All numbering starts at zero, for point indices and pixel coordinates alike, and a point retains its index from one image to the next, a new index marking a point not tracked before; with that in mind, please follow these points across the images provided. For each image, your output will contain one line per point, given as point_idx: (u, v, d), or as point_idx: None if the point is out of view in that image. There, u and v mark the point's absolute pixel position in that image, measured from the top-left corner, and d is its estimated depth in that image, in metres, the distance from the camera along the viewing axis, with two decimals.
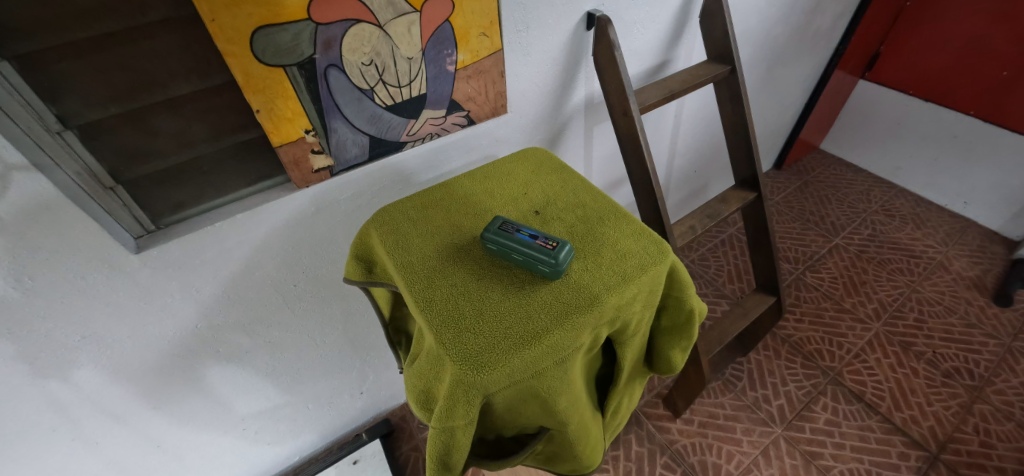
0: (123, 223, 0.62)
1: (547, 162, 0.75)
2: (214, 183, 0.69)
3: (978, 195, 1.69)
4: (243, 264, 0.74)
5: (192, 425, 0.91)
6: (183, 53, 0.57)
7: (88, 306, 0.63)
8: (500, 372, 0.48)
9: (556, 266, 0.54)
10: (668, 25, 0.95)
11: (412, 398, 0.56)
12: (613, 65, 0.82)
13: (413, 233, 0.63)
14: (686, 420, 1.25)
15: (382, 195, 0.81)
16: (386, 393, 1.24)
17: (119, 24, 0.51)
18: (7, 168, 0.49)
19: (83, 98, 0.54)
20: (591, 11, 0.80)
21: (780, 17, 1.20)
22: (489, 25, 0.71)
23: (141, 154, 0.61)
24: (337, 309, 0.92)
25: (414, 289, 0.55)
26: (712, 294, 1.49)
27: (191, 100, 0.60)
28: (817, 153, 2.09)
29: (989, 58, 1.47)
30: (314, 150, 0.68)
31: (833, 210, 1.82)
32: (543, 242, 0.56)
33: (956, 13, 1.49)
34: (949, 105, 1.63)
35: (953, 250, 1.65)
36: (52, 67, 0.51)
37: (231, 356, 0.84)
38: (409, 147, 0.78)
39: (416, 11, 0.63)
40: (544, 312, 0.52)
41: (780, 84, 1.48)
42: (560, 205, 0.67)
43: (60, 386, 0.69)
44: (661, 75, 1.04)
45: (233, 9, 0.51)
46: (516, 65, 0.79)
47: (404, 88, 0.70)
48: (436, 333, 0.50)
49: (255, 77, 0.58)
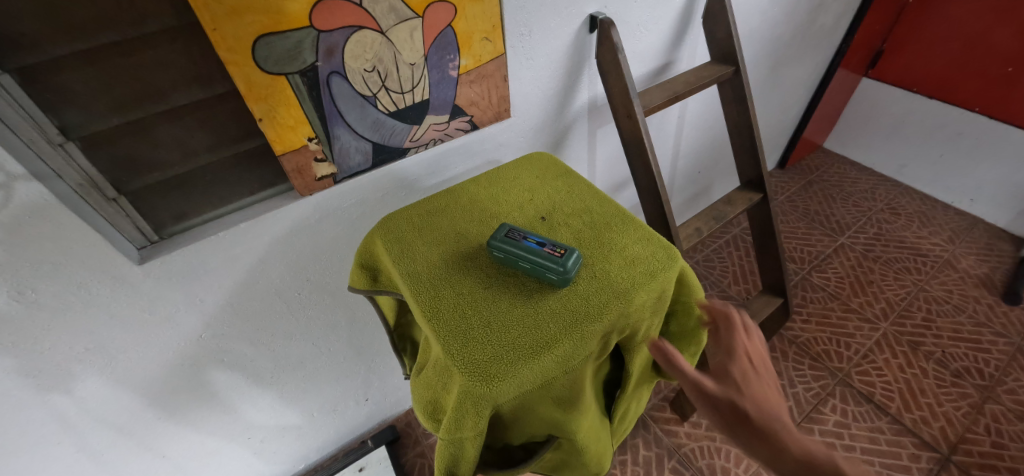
0: (126, 234, 0.61)
1: (552, 167, 0.74)
2: (216, 192, 0.69)
3: (985, 193, 1.68)
4: (245, 274, 0.73)
5: (198, 435, 0.91)
6: (184, 62, 0.56)
7: (92, 318, 0.63)
8: (509, 383, 0.47)
9: (565, 274, 0.53)
10: (671, 26, 0.95)
11: (420, 409, 0.55)
12: (616, 68, 0.81)
13: (416, 241, 0.62)
14: (694, 423, 1.24)
15: (385, 201, 0.81)
16: (392, 399, 1.23)
17: (118, 34, 0.51)
18: (8, 179, 0.48)
19: (84, 108, 0.53)
20: (593, 14, 0.80)
21: (783, 16, 1.19)
22: (491, 30, 0.70)
23: (142, 164, 0.60)
24: (340, 317, 0.92)
25: (421, 298, 0.55)
26: (718, 295, 1.48)
27: (192, 110, 0.60)
28: (821, 151, 2.09)
29: (993, 54, 1.45)
30: (317, 158, 0.68)
31: (837, 209, 1.81)
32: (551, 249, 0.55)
33: (960, 9, 1.47)
34: (954, 102, 1.62)
35: (960, 249, 1.64)
36: (53, 79, 0.50)
37: (234, 366, 0.84)
38: (412, 154, 0.77)
39: (418, 16, 0.63)
40: (553, 322, 0.52)
41: (783, 83, 1.47)
42: (566, 210, 0.66)
43: (62, 400, 0.69)
44: (664, 77, 1.04)
45: (235, 17, 0.51)
46: (517, 69, 0.79)
47: (407, 94, 0.69)
48: (443, 344, 0.50)
49: (257, 86, 0.57)
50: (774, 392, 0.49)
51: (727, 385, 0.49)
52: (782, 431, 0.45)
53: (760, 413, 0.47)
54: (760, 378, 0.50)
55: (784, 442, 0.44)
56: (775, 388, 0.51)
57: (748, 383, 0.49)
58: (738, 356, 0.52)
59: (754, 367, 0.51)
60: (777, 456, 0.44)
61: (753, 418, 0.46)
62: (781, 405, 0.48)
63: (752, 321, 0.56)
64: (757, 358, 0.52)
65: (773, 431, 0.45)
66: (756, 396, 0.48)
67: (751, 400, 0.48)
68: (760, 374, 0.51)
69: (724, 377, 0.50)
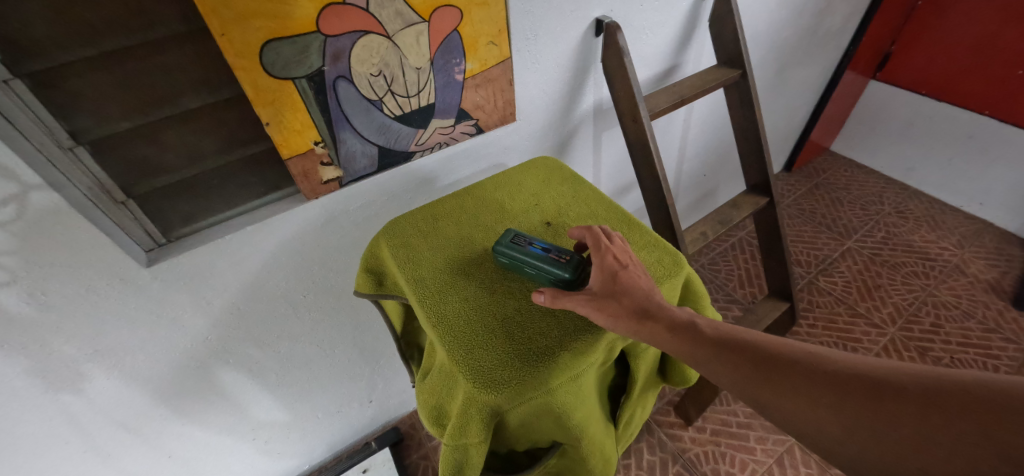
0: (134, 236, 0.62)
1: (558, 171, 0.74)
2: (223, 195, 0.69)
3: (994, 197, 1.66)
4: (251, 276, 0.73)
5: (205, 435, 0.91)
6: (193, 67, 0.57)
7: (100, 320, 0.63)
8: (513, 389, 0.47)
9: (569, 280, 0.54)
10: (677, 29, 0.94)
11: (424, 415, 0.55)
12: (622, 72, 0.81)
13: (420, 245, 0.62)
14: (698, 428, 1.23)
15: (391, 205, 0.81)
16: (397, 401, 1.23)
17: (128, 39, 0.52)
18: (22, 188, 0.49)
19: (94, 113, 0.54)
20: (600, 17, 0.80)
21: (791, 18, 1.19)
22: (497, 34, 0.70)
23: (151, 168, 0.61)
24: (345, 319, 0.92)
25: (426, 304, 0.55)
26: (723, 299, 1.48)
27: (200, 115, 0.61)
28: (828, 154, 2.07)
29: (1004, 56, 1.44)
30: (323, 162, 0.68)
31: (844, 213, 1.80)
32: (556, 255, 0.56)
33: (970, 10, 1.46)
34: (964, 105, 1.60)
35: (968, 253, 1.62)
36: (65, 84, 0.51)
37: (240, 367, 0.84)
38: (418, 157, 0.78)
39: (424, 20, 0.63)
40: (556, 330, 0.51)
41: (790, 85, 1.46)
42: (571, 215, 0.66)
43: (72, 400, 0.69)
44: (670, 80, 1.03)
45: (243, 22, 0.51)
46: (523, 72, 0.79)
47: (413, 98, 0.69)
48: (448, 350, 0.50)
49: (265, 90, 0.57)
50: (643, 278, 0.52)
51: (602, 284, 0.51)
52: (655, 310, 0.49)
53: (633, 299, 0.49)
54: (628, 271, 0.52)
55: (660, 320, 0.48)
56: (644, 276, 0.53)
57: (618, 275, 0.51)
58: (608, 259, 0.52)
59: (621, 263, 0.52)
60: (654, 332, 0.48)
61: (631, 304, 0.49)
62: (649, 285, 0.51)
63: (609, 228, 0.58)
64: (622, 254, 0.54)
65: (647, 310, 0.49)
66: (627, 286, 0.50)
67: (625, 292, 0.50)
68: (627, 267, 0.52)
69: (598, 280, 0.51)
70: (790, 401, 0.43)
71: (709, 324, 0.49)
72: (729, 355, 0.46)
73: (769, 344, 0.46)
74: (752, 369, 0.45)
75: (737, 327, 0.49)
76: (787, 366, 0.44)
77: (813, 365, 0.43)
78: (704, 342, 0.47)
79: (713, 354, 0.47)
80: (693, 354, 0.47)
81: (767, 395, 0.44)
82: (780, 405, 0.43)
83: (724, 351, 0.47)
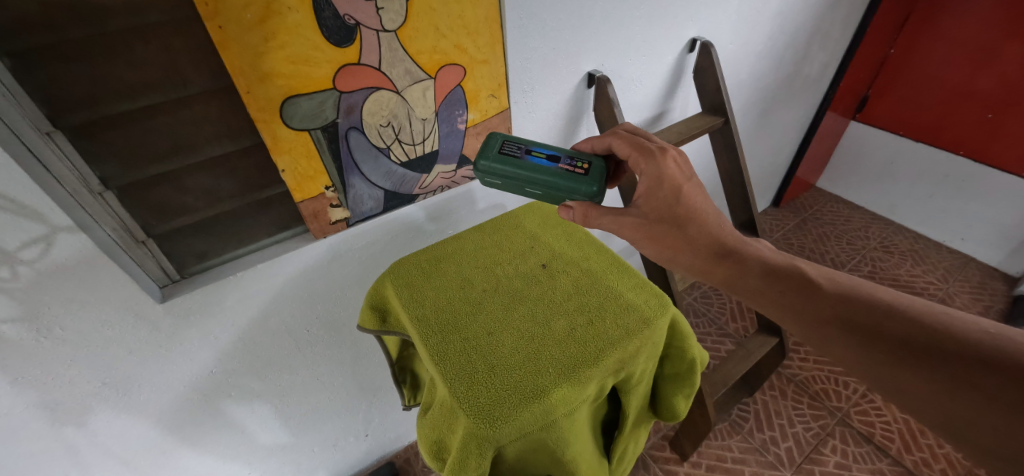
0: (150, 273, 0.65)
1: (552, 215, 0.78)
2: (236, 235, 0.73)
3: (975, 233, 1.73)
4: (258, 312, 0.76)
5: (200, 469, 0.91)
6: (218, 119, 0.62)
7: (110, 354, 0.66)
8: (511, 425, 0.50)
9: (576, 183, 0.63)
10: (664, 80, 1.02)
11: (425, 450, 0.57)
12: (612, 120, 0.87)
13: (426, 286, 0.66)
14: (694, 463, 1.23)
15: (395, 244, 0.86)
16: (391, 434, 1.23)
17: (162, 96, 0.57)
18: (51, 230, 0.52)
19: (122, 160, 0.58)
20: (591, 71, 0.86)
21: (770, 68, 1.27)
22: (497, 88, 0.77)
23: (172, 210, 0.65)
24: (346, 353, 0.94)
25: (431, 340, 0.58)
26: (716, 333, 1.51)
27: (221, 162, 0.65)
28: (814, 191, 2.15)
29: (974, 101, 1.53)
30: (332, 204, 0.73)
31: (831, 247, 1.85)
32: (567, 165, 0.65)
33: (940, 57, 1.56)
34: (939, 145, 1.68)
35: (952, 287, 1.67)
36: (101, 135, 0.56)
37: (242, 399, 0.85)
38: (421, 199, 0.82)
39: (430, 77, 0.69)
40: (553, 366, 0.55)
41: (773, 128, 1.54)
42: (565, 257, 0.71)
43: (75, 434, 0.71)
44: (658, 125, 1.10)
45: (266, 81, 0.57)
46: (520, 121, 0.85)
47: (418, 145, 0.75)
48: (449, 386, 0.53)
49: (282, 141, 0.62)
50: (701, 196, 0.61)
51: (664, 193, 0.59)
52: (734, 245, 0.59)
53: (715, 238, 0.59)
54: (690, 183, 0.60)
55: (745, 255, 0.58)
56: (700, 188, 0.61)
57: (683, 190, 0.59)
58: (667, 168, 0.60)
59: (685, 177, 0.60)
60: (747, 269, 0.57)
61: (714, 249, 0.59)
62: (706, 200, 0.61)
63: (636, 129, 0.70)
64: (680, 161, 0.61)
65: (727, 250, 0.59)
66: (689, 202, 0.60)
67: (695, 215, 0.60)
68: (689, 180, 0.60)
69: (658, 190, 0.60)
70: (917, 376, 0.44)
71: (822, 275, 0.53)
72: (845, 317, 0.49)
73: (896, 306, 0.48)
74: (880, 340, 0.46)
75: (853, 280, 0.52)
76: (923, 340, 0.45)
77: (953, 343, 0.43)
78: (810, 292, 0.52)
79: (826, 315, 0.50)
80: (806, 313, 0.51)
81: (895, 376, 0.45)
82: (911, 385, 0.44)
83: (837, 310, 0.50)
